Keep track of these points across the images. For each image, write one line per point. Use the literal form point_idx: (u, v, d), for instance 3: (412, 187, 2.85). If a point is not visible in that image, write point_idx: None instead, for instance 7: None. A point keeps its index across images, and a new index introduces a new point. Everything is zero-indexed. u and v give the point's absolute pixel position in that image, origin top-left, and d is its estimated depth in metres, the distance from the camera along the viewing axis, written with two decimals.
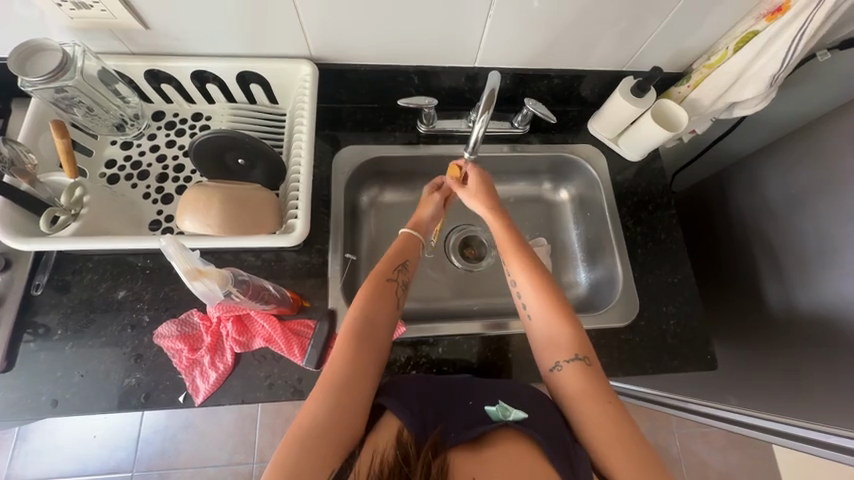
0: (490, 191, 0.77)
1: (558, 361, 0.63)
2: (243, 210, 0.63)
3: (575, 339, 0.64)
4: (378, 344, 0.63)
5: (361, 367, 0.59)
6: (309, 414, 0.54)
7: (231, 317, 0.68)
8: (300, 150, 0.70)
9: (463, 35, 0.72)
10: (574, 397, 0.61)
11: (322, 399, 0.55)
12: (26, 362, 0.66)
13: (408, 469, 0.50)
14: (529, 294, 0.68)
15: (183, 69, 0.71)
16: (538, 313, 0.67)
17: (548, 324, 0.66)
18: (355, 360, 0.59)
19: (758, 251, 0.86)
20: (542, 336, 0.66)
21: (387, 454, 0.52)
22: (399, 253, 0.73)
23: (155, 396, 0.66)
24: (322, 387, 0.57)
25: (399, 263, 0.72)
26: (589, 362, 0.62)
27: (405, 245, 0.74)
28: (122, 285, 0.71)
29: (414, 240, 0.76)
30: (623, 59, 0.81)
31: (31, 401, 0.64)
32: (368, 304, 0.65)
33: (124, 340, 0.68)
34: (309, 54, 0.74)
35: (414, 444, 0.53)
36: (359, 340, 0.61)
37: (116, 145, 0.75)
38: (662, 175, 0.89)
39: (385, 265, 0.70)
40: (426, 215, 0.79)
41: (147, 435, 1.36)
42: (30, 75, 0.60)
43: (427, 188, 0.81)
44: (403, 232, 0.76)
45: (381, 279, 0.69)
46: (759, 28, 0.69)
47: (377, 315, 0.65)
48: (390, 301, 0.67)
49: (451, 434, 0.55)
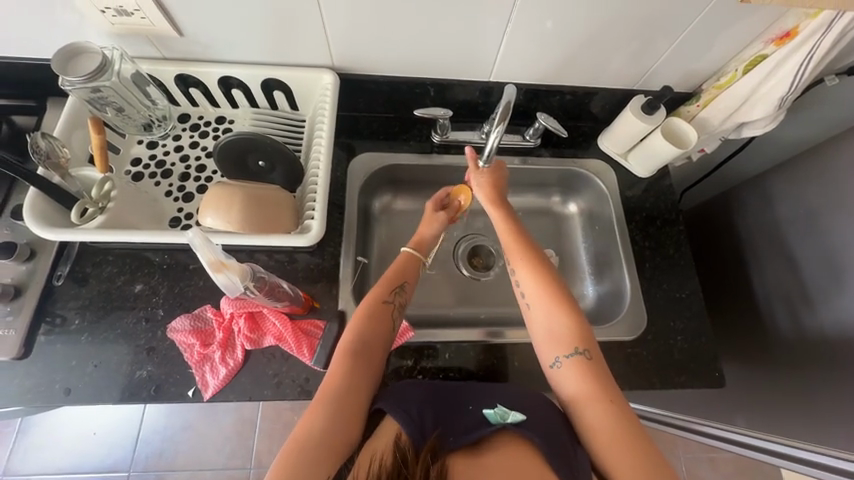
0: (500, 183, 0.79)
1: (558, 356, 0.64)
2: (262, 210, 0.65)
3: (574, 333, 0.65)
4: (373, 363, 0.63)
5: (357, 384, 0.60)
6: (303, 427, 0.55)
7: (243, 314, 0.69)
8: (319, 155, 0.73)
9: (481, 51, 0.76)
10: (577, 393, 0.61)
11: (318, 411, 0.57)
12: (41, 351, 0.68)
13: (407, 471, 0.50)
14: (529, 285, 0.70)
15: (212, 74, 0.75)
16: (538, 303, 0.68)
17: (547, 313, 0.67)
18: (350, 378, 0.60)
19: (768, 271, 0.86)
20: (543, 329, 0.67)
21: (386, 459, 0.51)
22: (397, 275, 0.73)
23: (165, 389, 0.67)
24: (317, 400, 0.58)
25: (397, 284, 0.72)
26: (588, 355, 0.63)
27: (404, 265, 0.75)
28: (139, 279, 0.73)
29: (418, 261, 0.77)
30: (634, 77, 0.84)
31: (44, 389, 0.66)
32: (366, 322, 0.66)
33: (138, 333, 0.69)
34: (331, 64, 0.77)
35: (411, 448, 0.53)
36: (356, 359, 0.62)
37: (142, 144, 0.79)
38: (671, 191, 0.90)
39: (384, 287, 0.71)
40: (427, 234, 0.79)
41: (146, 434, 1.35)
42: (71, 75, 0.63)
43: (431, 206, 0.81)
44: (403, 252, 0.77)
45: (377, 301, 0.69)
46: (768, 52, 0.71)
47: (374, 335, 0.66)
48: (387, 323, 0.68)
49: (451, 437, 0.56)
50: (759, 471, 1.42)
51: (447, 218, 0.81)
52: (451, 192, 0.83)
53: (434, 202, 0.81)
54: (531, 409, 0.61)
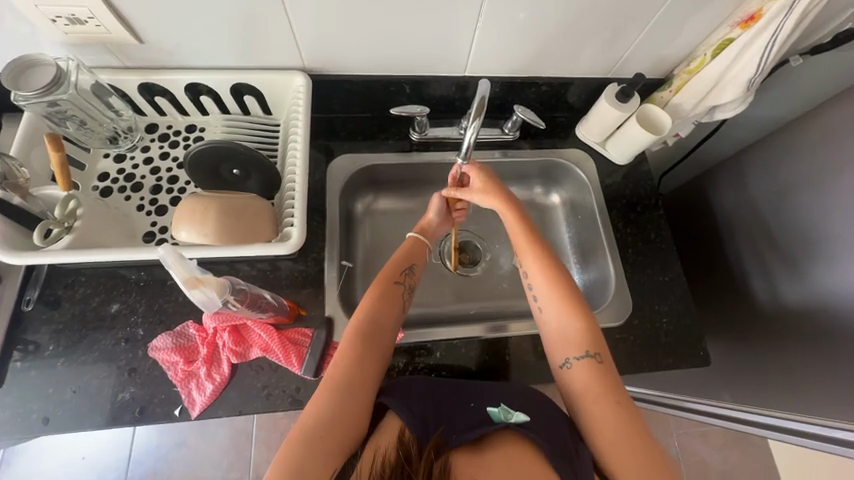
0: (493, 179, 0.77)
1: (568, 357, 0.65)
2: (240, 220, 0.63)
3: (585, 332, 0.65)
4: (382, 344, 0.64)
5: (364, 367, 0.60)
6: (314, 411, 0.55)
7: (227, 328, 0.67)
8: (295, 160, 0.71)
9: (454, 45, 0.75)
10: (583, 394, 0.61)
11: (325, 396, 0.57)
12: (14, 381, 0.65)
13: (409, 469, 0.50)
14: (541, 284, 0.70)
15: (178, 82, 0.72)
16: (549, 305, 0.69)
17: (559, 315, 0.68)
18: (361, 360, 0.61)
19: (746, 250, 0.88)
20: (554, 330, 0.68)
21: (389, 453, 0.52)
22: (404, 257, 0.74)
23: (150, 410, 0.65)
24: (326, 384, 0.58)
25: (406, 265, 0.73)
26: (600, 359, 0.63)
27: (412, 249, 0.76)
28: (115, 298, 0.70)
29: (423, 245, 0.78)
30: (607, 66, 0.84)
31: (21, 420, 0.63)
32: (375, 305, 0.67)
33: (118, 354, 0.67)
34: (302, 65, 0.75)
35: (415, 444, 0.54)
36: (366, 341, 0.63)
37: (108, 157, 0.75)
38: (650, 177, 0.91)
39: (393, 269, 0.72)
40: (432, 220, 0.80)
41: (139, 455, 1.32)
42: (23, 90, 0.60)
43: (441, 198, 0.79)
44: (412, 236, 0.78)
45: (388, 282, 0.70)
46: (734, 35, 0.73)
47: (384, 317, 0.66)
48: (397, 304, 0.69)
49: (452, 435, 0.57)
50: (748, 442, 1.47)
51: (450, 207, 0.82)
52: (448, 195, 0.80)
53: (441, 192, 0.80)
54: (532, 408, 0.62)
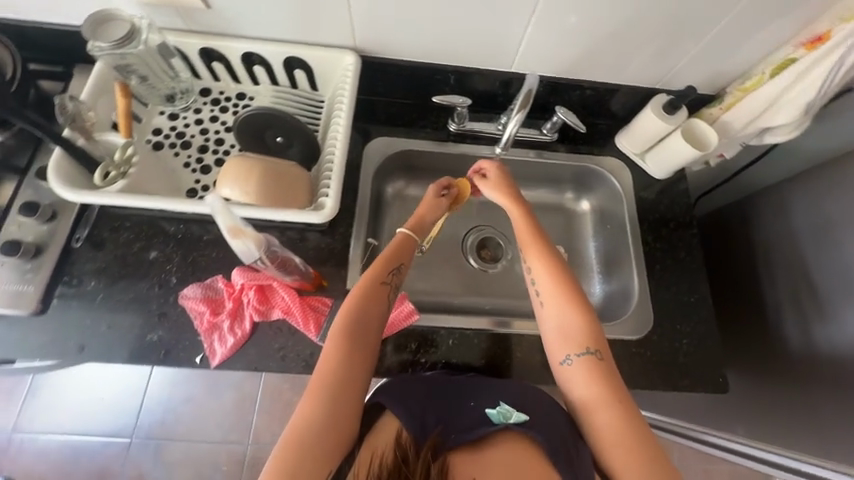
0: (511, 183, 0.79)
1: (568, 354, 0.64)
2: (279, 184, 0.66)
3: (586, 330, 0.65)
4: (365, 350, 0.63)
5: (346, 376, 0.60)
6: (301, 423, 0.56)
7: (254, 286, 0.70)
8: (336, 135, 0.73)
9: (504, 38, 0.75)
10: (585, 390, 0.61)
11: (310, 411, 0.57)
12: (57, 309, 0.70)
13: (407, 469, 0.51)
14: (544, 281, 0.70)
15: (236, 49, 0.76)
16: (551, 301, 0.68)
17: (560, 312, 0.67)
18: (342, 371, 0.60)
19: (780, 281, 0.84)
20: (554, 325, 0.67)
21: (386, 455, 0.53)
22: (393, 256, 0.72)
23: (174, 354, 0.68)
24: (311, 395, 0.58)
25: (394, 265, 0.71)
26: (599, 356, 0.63)
27: (401, 245, 0.74)
28: (154, 246, 0.74)
29: (413, 241, 0.75)
30: (657, 76, 0.83)
31: (59, 345, 0.68)
32: (359, 308, 0.66)
33: (151, 298, 0.71)
34: (353, 44, 0.78)
35: (413, 445, 0.55)
36: (349, 347, 0.62)
37: (163, 115, 0.79)
38: (686, 195, 0.89)
39: (379, 268, 0.70)
40: (426, 217, 0.78)
41: (150, 403, 1.39)
42: (100, 41, 0.65)
43: (432, 191, 0.79)
44: (402, 233, 0.75)
45: (373, 284, 0.68)
46: (797, 55, 0.70)
47: (365, 323, 0.65)
48: (381, 306, 0.68)
49: (451, 435, 0.57)
50: None
51: (448, 205, 0.81)
52: (451, 183, 0.81)
53: (438, 185, 0.80)
54: (532, 403, 0.63)
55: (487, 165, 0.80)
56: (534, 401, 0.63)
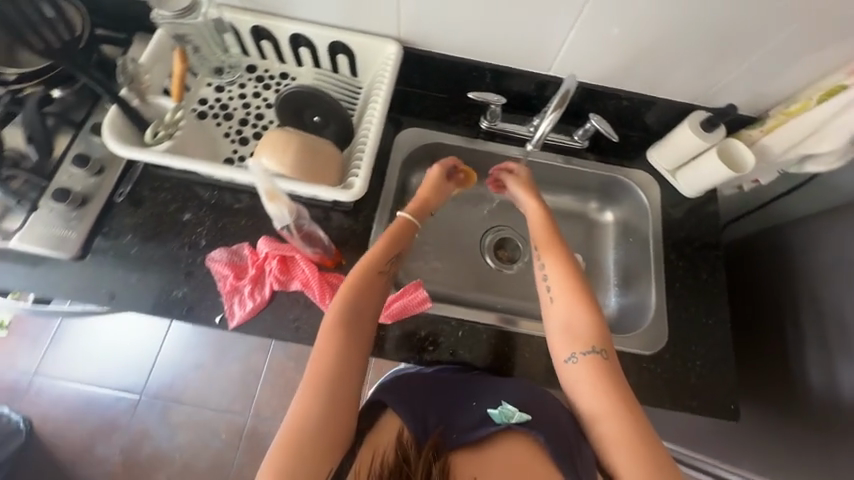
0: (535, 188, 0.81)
1: (573, 352, 0.65)
2: (313, 160, 0.69)
3: (594, 329, 0.66)
4: (361, 339, 0.64)
5: (343, 365, 0.62)
6: (301, 415, 0.58)
7: (277, 256, 0.73)
8: (371, 120, 0.75)
9: (546, 40, 0.76)
10: (589, 389, 0.62)
11: (309, 404, 0.58)
12: (94, 256, 0.74)
13: (409, 469, 0.53)
14: (555, 277, 0.71)
15: (285, 30, 0.79)
16: (561, 297, 0.69)
17: (569, 309, 0.68)
18: (338, 361, 0.62)
19: (805, 316, 0.82)
20: (561, 321, 0.67)
21: (388, 454, 0.55)
22: (393, 243, 0.72)
23: (196, 311, 0.72)
24: (310, 386, 0.60)
25: (394, 253, 0.72)
26: (604, 355, 0.64)
27: (401, 231, 0.74)
28: (188, 208, 0.78)
29: (414, 226, 0.76)
30: (697, 93, 0.82)
31: (92, 291, 0.72)
32: (356, 296, 0.66)
33: (180, 257, 0.75)
34: (397, 34, 0.80)
35: (414, 444, 0.56)
36: (344, 336, 0.63)
37: (210, 87, 0.83)
38: (715, 216, 0.87)
39: (378, 256, 0.70)
40: (428, 197, 0.79)
41: (162, 364, 1.44)
42: (164, 10, 0.72)
43: (436, 170, 0.79)
44: (401, 217, 0.75)
45: (371, 272, 0.69)
46: (848, 82, 0.69)
47: (362, 312, 0.66)
48: (378, 294, 0.69)
49: (452, 436, 0.59)
50: None
51: (451, 184, 0.82)
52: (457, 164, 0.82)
53: (442, 165, 0.80)
54: (534, 402, 0.63)
55: (518, 166, 0.82)
56: (536, 400, 0.64)
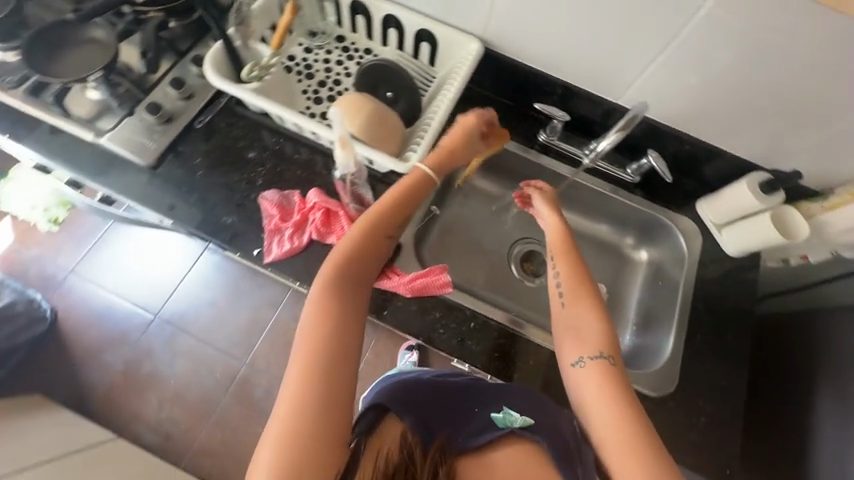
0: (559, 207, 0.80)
1: (581, 356, 0.66)
2: (380, 126, 0.74)
3: (603, 337, 0.67)
4: (357, 310, 0.64)
5: (339, 340, 0.60)
6: (299, 401, 0.56)
7: (322, 209, 0.78)
8: (440, 105, 0.80)
9: (624, 69, 0.78)
10: (595, 394, 0.62)
11: (306, 389, 0.56)
12: (164, 170, 0.82)
13: (414, 469, 0.54)
14: (568, 283, 0.72)
15: (380, 9, 0.85)
16: (572, 302, 0.71)
17: (579, 314, 0.69)
18: (334, 335, 0.60)
19: (827, 405, 0.78)
20: (570, 326, 0.69)
21: (394, 455, 0.54)
22: (404, 206, 0.71)
23: (239, 240, 0.77)
24: (309, 366, 0.58)
25: (402, 216, 0.71)
26: (612, 361, 0.64)
27: (413, 193, 0.72)
28: (255, 148, 0.85)
29: (431, 184, 0.73)
30: (763, 154, 0.81)
31: (155, 200, 0.79)
32: (354, 262, 0.66)
33: (237, 189, 0.81)
34: (482, 34, 0.84)
35: (419, 445, 0.56)
36: (341, 306, 0.63)
37: (300, 47, 0.89)
38: (753, 280, 0.85)
39: (385, 219, 0.70)
40: (455, 147, 0.75)
41: (181, 293, 1.53)
42: None
43: (471, 118, 0.76)
44: (417, 168, 0.72)
45: (376, 236, 0.69)
46: None
47: (359, 278, 0.66)
48: (380, 257, 0.70)
49: (457, 439, 0.59)
50: None
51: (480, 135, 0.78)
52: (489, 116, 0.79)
53: (476, 115, 0.77)
54: (536, 407, 0.64)
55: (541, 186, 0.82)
56: (539, 408, 0.64)
